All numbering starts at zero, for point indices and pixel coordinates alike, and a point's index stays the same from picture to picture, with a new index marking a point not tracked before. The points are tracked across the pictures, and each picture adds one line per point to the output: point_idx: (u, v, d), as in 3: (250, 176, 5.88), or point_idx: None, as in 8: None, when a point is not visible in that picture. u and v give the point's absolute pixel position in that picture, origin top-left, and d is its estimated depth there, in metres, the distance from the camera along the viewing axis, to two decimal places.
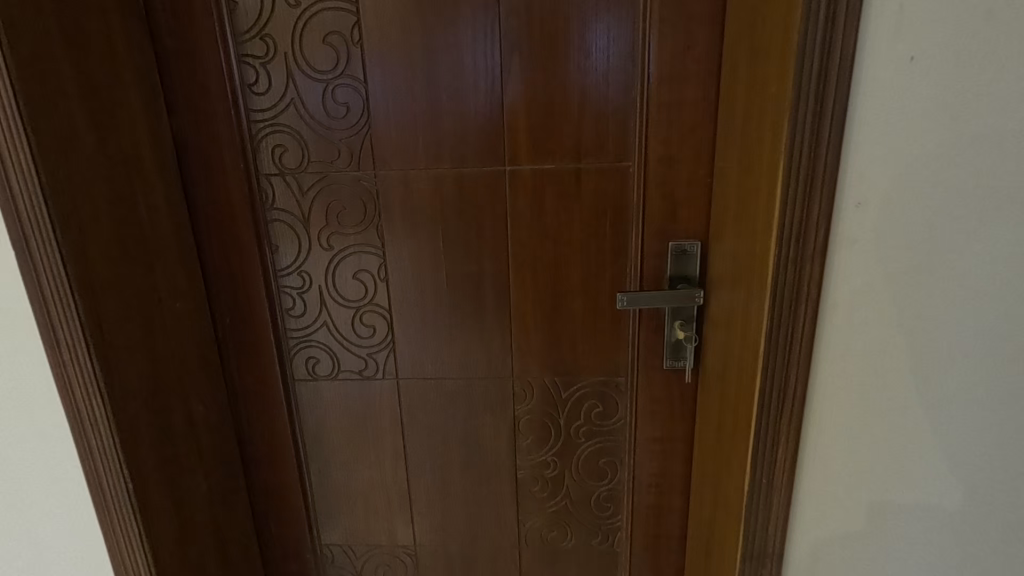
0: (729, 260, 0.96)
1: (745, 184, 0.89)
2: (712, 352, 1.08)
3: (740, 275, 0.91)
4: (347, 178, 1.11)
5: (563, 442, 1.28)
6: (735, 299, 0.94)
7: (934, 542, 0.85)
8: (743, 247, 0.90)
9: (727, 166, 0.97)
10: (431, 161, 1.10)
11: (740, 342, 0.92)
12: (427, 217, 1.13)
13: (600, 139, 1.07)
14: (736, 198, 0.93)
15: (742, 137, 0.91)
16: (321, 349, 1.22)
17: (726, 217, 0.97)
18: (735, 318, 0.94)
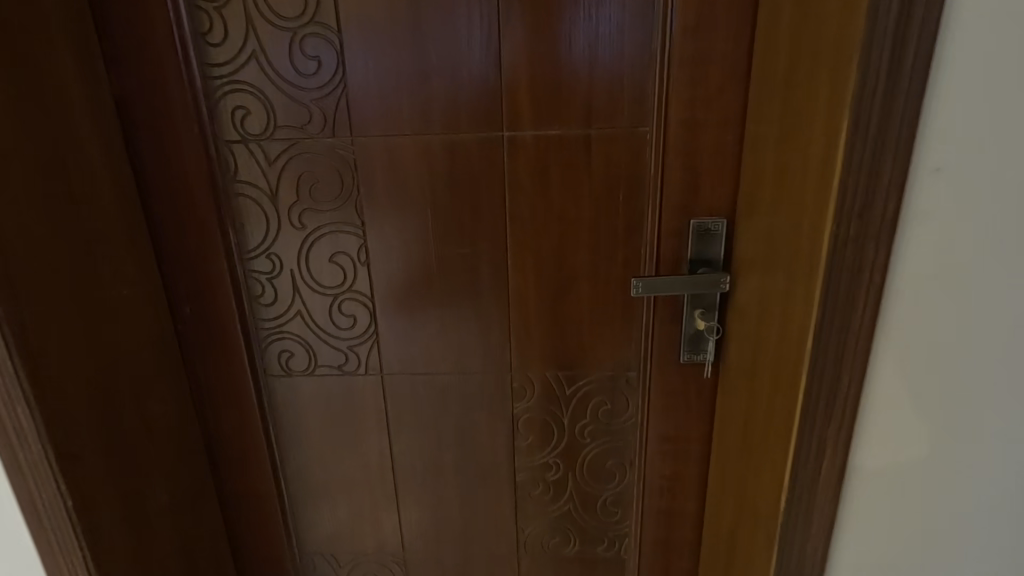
0: (765, 240, 0.83)
1: (789, 149, 0.75)
2: (737, 346, 0.96)
3: (779, 256, 0.78)
4: (320, 146, 0.97)
5: (566, 443, 1.15)
6: (772, 285, 0.81)
7: (980, 548, 0.78)
8: (783, 224, 0.76)
9: (764, 129, 0.83)
10: (418, 126, 0.95)
11: (778, 336, 0.79)
12: (414, 192, 0.99)
13: (613, 99, 0.92)
14: (775, 167, 0.79)
15: (785, 93, 0.77)
16: (296, 342, 1.09)
17: (762, 190, 0.83)
18: (771, 307, 0.81)
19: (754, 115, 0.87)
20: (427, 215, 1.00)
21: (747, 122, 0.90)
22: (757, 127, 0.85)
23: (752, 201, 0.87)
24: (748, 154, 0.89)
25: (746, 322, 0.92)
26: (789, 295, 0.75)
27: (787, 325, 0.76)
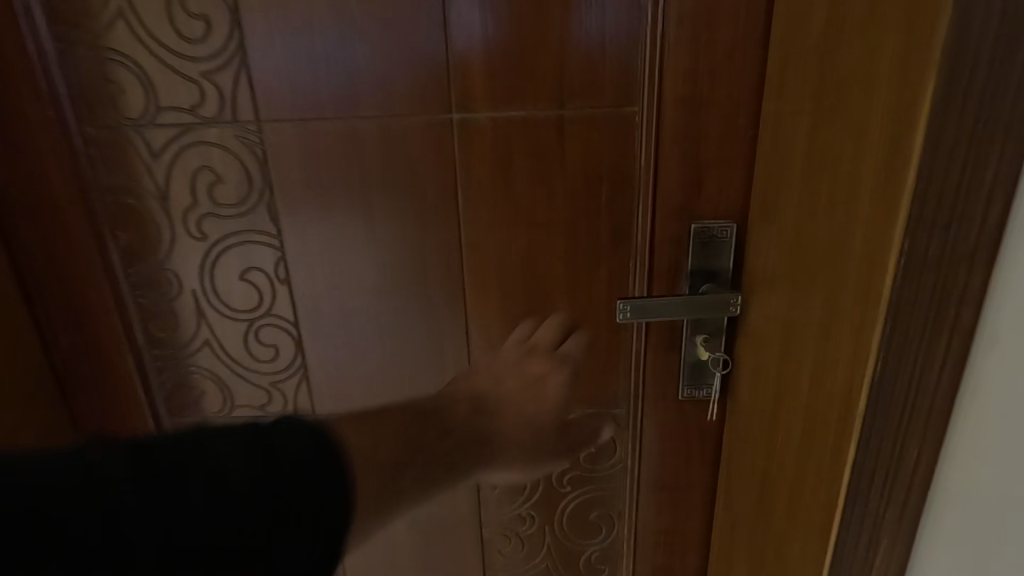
0: (792, 255, 0.63)
1: (832, 134, 0.55)
2: (751, 380, 0.77)
3: (817, 279, 0.58)
4: (218, 134, 0.75)
5: (542, 492, 0.96)
6: (805, 316, 0.61)
7: None
8: (824, 236, 0.56)
9: (789, 108, 0.63)
10: (341, 107, 0.74)
11: (813, 384, 0.59)
12: (341, 191, 0.78)
13: (591, 70, 0.71)
14: (809, 157, 0.59)
15: (821, 57, 0.56)
16: (204, 378, 0.88)
17: (789, 188, 0.63)
18: (802, 344, 0.61)
19: (771, 91, 0.67)
20: (360, 220, 0.79)
21: (763, 99, 0.69)
22: (780, 105, 0.65)
23: (771, 204, 0.67)
24: (766, 139, 0.69)
25: (763, 358, 0.72)
26: (838, 335, 0.55)
27: (831, 373, 0.56)
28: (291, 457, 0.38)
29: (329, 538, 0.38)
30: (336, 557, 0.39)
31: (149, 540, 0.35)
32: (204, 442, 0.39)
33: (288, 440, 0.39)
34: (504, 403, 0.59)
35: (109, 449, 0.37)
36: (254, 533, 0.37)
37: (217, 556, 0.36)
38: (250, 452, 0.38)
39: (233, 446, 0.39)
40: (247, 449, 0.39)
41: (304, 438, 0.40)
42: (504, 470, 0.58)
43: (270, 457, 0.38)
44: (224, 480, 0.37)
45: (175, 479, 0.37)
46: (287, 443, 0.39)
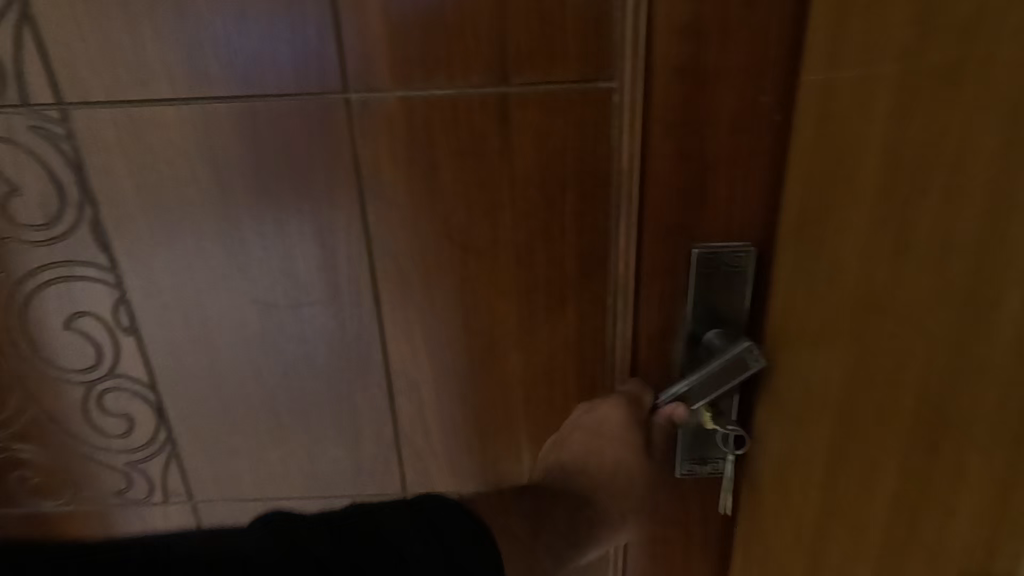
0: (858, 304, 0.41)
1: (951, 115, 0.33)
2: (773, 469, 0.54)
3: (916, 349, 0.36)
4: (4, 124, 0.51)
5: None
6: (884, 403, 0.39)
7: None
8: (930, 282, 0.35)
9: (851, 78, 0.40)
10: (181, 82, 0.50)
11: (898, 511, 0.38)
12: (197, 203, 0.54)
13: (545, 26, 0.48)
14: (900, 154, 0.36)
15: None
16: (32, 460, 0.64)
17: (850, 201, 0.41)
18: (874, 446, 0.40)
19: (815, 55, 0.45)
20: (226, 246, 0.56)
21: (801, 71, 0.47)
22: (835, 76, 0.42)
23: (820, 224, 0.45)
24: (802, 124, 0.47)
25: (793, 442, 0.50)
26: (958, 447, 0.33)
27: (934, 500, 0.35)
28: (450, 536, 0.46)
29: None
30: None
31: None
32: (347, 515, 0.46)
33: (417, 511, 0.47)
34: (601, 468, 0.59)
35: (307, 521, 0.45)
36: None
37: None
38: (422, 532, 0.45)
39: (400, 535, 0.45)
40: (411, 523, 0.46)
41: (458, 518, 0.47)
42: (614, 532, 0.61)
43: (433, 544, 0.45)
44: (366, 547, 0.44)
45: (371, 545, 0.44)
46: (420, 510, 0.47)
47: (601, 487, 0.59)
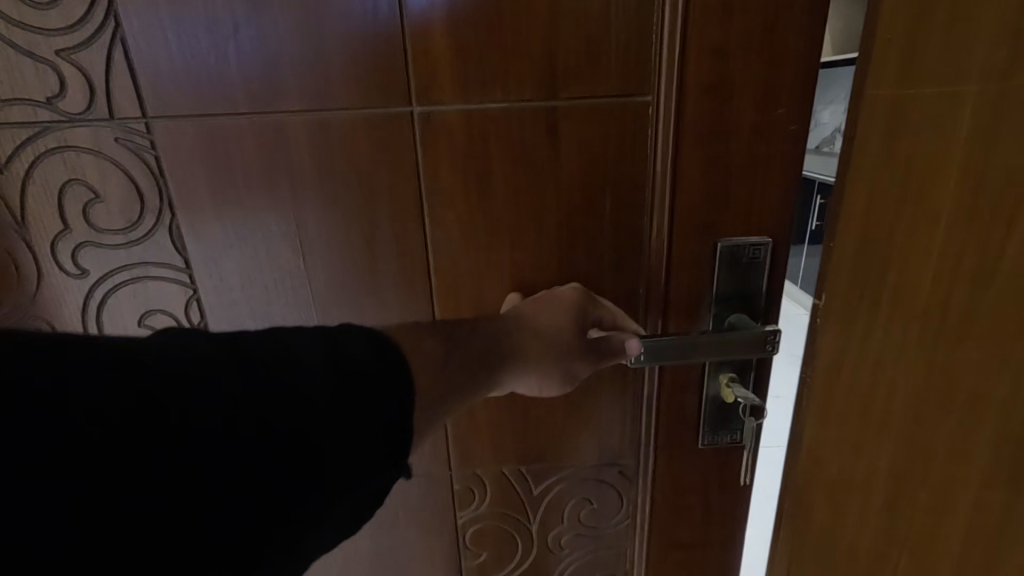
0: (931, 333, 0.43)
1: None
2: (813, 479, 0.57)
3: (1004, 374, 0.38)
4: (91, 137, 0.55)
5: (536, 558, 0.81)
6: (962, 425, 0.41)
7: None
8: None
9: (920, 116, 0.42)
10: (258, 99, 0.54)
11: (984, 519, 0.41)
12: (266, 208, 0.59)
13: (591, 48, 0.54)
14: (982, 194, 0.38)
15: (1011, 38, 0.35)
16: None
17: (924, 220, 0.42)
18: (949, 462, 0.43)
19: (879, 79, 0.44)
20: (294, 247, 0.61)
21: (861, 84, 0.46)
22: (904, 99, 0.43)
23: (880, 241, 0.46)
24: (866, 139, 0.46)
25: (839, 447, 0.53)
26: None
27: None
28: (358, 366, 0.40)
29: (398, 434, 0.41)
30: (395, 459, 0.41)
31: (241, 453, 0.35)
32: (315, 365, 0.39)
33: (395, 388, 0.41)
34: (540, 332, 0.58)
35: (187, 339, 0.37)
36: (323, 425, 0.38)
37: (298, 457, 0.37)
38: (323, 355, 0.40)
39: (297, 353, 0.39)
40: (313, 347, 0.40)
41: (365, 343, 0.42)
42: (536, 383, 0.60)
43: (332, 359, 0.40)
44: (324, 403, 0.38)
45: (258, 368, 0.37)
46: (395, 394, 0.41)
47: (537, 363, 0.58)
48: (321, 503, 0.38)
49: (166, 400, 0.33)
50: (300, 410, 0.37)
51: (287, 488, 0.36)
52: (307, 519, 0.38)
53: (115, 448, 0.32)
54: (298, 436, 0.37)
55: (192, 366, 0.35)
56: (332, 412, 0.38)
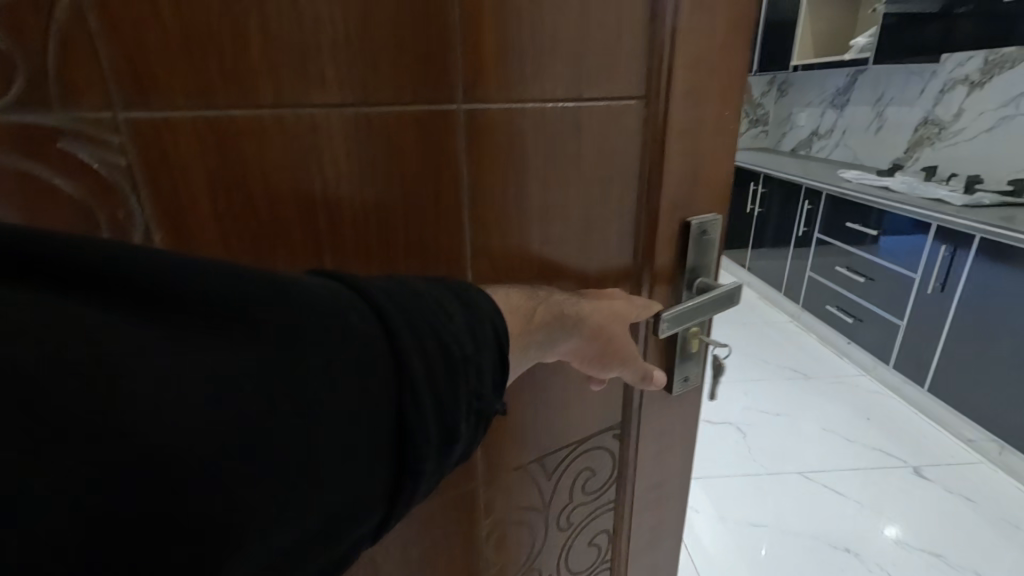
0: None
1: None
2: None
3: None
4: (21, 140, 0.36)
5: (545, 539, 0.85)
6: None
7: None
8: None
9: None
10: (291, 89, 0.44)
11: None
12: (292, 207, 0.47)
13: (607, 54, 0.59)
14: None
15: None
16: None
17: None
18: None
19: None
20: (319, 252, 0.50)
21: None
22: None
23: None
24: None
25: None
26: None
27: None
28: (475, 302, 0.46)
29: (503, 357, 0.47)
30: (501, 378, 0.47)
31: (409, 365, 0.39)
32: (447, 308, 0.43)
33: (502, 339, 0.46)
34: (594, 324, 0.57)
35: (350, 295, 0.38)
36: (463, 348, 0.43)
37: (445, 372, 0.41)
38: (447, 293, 0.45)
39: (432, 296, 0.43)
40: (438, 287, 0.45)
41: (467, 287, 0.47)
42: (570, 358, 0.58)
43: (455, 300, 0.45)
44: (462, 356, 0.42)
45: (414, 310, 0.41)
46: (499, 346, 0.46)
47: (585, 353, 0.58)
48: (452, 436, 0.42)
49: (340, 348, 0.35)
50: (439, 362, 0.41)
51: (439, 398, 0.41)
52: (443, 445, 0.42)
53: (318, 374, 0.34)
54: (447, 355, 0.41)
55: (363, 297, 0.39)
56: (468, 337, 0.44)
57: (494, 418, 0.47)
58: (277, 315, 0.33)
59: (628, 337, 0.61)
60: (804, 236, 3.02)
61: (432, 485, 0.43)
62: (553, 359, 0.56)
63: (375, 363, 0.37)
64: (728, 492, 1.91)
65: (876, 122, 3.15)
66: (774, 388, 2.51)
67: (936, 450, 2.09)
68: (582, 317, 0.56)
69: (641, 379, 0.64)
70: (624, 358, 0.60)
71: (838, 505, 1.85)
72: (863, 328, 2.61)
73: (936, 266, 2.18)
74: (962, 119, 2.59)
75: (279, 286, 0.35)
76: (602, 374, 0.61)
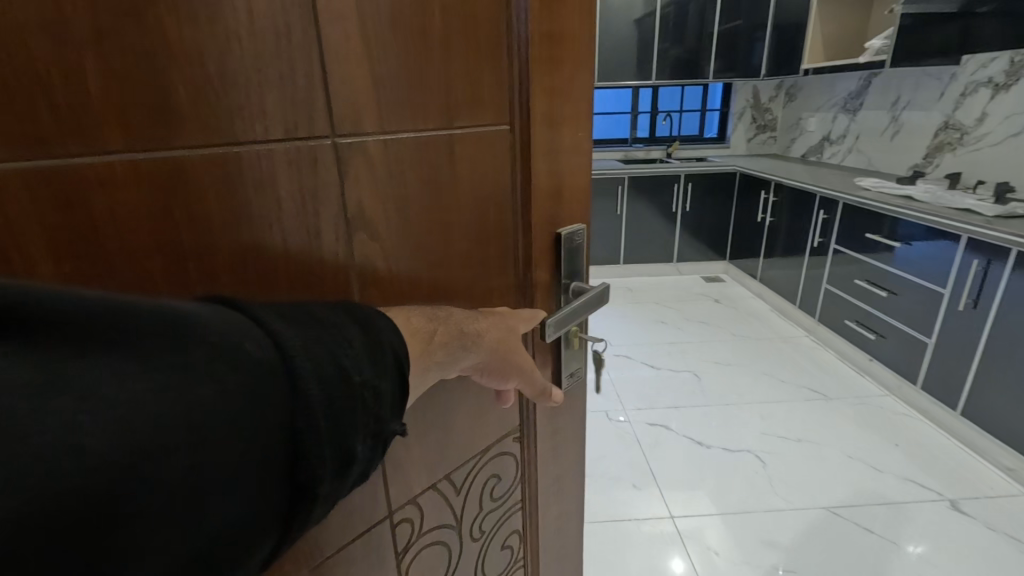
0: None
1: None
2: None
3: None
4: None
5: (461, 553, 0.86)
6: None
7: None
8: None
9: None
10: (149, 124, 0.41)
11: None
12: (152, 241, 0.43)
13: (474, 86, 0.63)
14: None
15: None
16: None
17: None
18: None
19: None
20: (187, 281, 0.46)
21: None
22: None
23: None
24: None
25: None
26: None
27: None
28: (371, 324, 0.47)
29: (399, 374, 0.48)
30: (399, 396, 0.48)
31: (307, 394, 0.38)
32: (349, 335, 0.43)
33: (401, 359, 0.48)
34: (487, 336, 0.61)
35: (248, 333, 0.36)
36: (365, 373, 0.43)
37: (343, 398, 0.40)
38: (346, 318, 0.45)
39: (333, 322, 0.43)
40: (332, 310, 0.45)
41: (365, 314, 0.47)
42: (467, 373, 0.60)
43: (354, 324, 0.45)
44: (362, 378, 0.42)
45: (318, 342, 0.40)
46: (396, 365, 0.47)
47: (480, 367, 0.61)
48: (349, 458, 0.41)
49: (236, 389, 0.34)
50: (340, 387, 0.40)
51: (337, 423, 0.40)
52: (338, 469, 0.41)
53: (213, 416, 0.32)
54: (347, 380, 0.41)
55: (261, 328, 0.38)
56: (369, 360, 0.44)
57: (392, 439, 0.47)
58: (169, 359, 0.32)
59: (519, 346, 0.65)
60: (819, 246, 3.12)
61: (330, 508, 0.42)
62: (454, 375, 0.58)
63: (271, 398, 0.36)
64: (748, 530, 1.86)
65: (891, 129, 3.37)
66: (801, 411, 2.52)
67: (971, 476, 2.08)
68: (480, 332, 0.59)
69: (539, 394, 0.69)
70: (521, 369, 0.65)
71: (868, 539, 1.82)
72: (885, 345, 2.63)
73: (969, 280, 2.14)
74: (985, 123, 2.69)
75: (171, 317, 0.33)
76: (503, 385, 0.65)
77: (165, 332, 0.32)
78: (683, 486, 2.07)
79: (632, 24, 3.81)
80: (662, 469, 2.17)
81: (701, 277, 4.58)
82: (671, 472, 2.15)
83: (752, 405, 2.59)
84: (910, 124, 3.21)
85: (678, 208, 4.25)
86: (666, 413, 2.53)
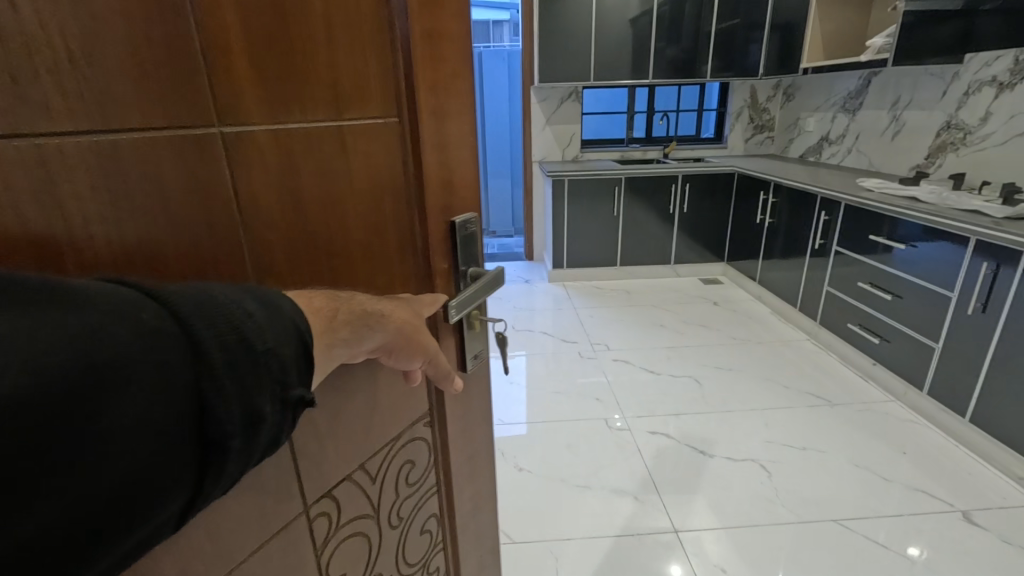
0: None
1: None
2: None
3: None
4: None
5: (381, 543, 0.88)
6: None
7: None
8: None
9: None
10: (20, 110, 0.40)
11: None
12: (29, 228, 0.42)
13: (360, 79, 0.65)
14: None
15: None
16: None
17: None
18: None
19: None
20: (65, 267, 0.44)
21: None
22: None
23: None
24: None
25: None
26: None
27: None
28: (275, 303, 0.48)
29: (304, 346, 0.50)
30: (306, 367, 0.50)
31: (205, 357, 0.41)
32: (251, 309, 0.45)
33: (305, 333, 0.50)
34: (392, 317, 0.63)
35: (147, 305, 0.40)
36: (266, 342, 0.45)
37: (245, 361, 0.44)
38: (246, 295, 0.47)
39: (236, 300, 0.45)
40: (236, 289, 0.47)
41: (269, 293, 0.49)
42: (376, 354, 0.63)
43: (257, 300, 0.47)
44: (264, 346, 0.45)
45: (219, 312, 0.43)
46: (300, 338, 0.49)
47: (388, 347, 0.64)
48: (256, 418, 0.45)
49: (133, 350, 0.37)
50: (241, 352, 0.43)
51: (240, 386, 0.43)
52: (246, 429, 0.44)
53: (110, 374, 0.36)
54: (247, 347, 0.44)
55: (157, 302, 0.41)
56: (270, 332, 0.46)
57: (306, 406, 0.50)
58: (67, 324, 0.35)
59: (423, 327, 0.68)
60: (821, 248, 3.35)
61: (244, 469, 0.47)
62: (365, 354, 0.61)
63: (168, 359, 0.39)
64: (754, 543, 1.95)
65: (891, 128, 3.61)
66: (800, 418, 2.70)
67: (978, 484, 2.22)
68: (385, 312, 0.62)
69: (442, 378, 0.74)
70: (427, 350, 0.69)
71: (875, 548, 1.92)
72: (889, 346, 2.85)
73: (981, 283, 2.30)
74: (989, 123, 2.91)
75: (66, 292, 0.36)
76: (410, 365, 0.68)
77: (61, 302, 0.36)
78: (687, 507, 2.12)
79: (627, 25, 4.00)
80: (663, 479, 2.28)
81: (701, 277, 4.73)
82: (676, 487, 2.23)
83: (754, 411, 2.76)
84: (911, 123, 3.44)
85: (676, 210, 4.46)
86: (666, 419, 2.70)
